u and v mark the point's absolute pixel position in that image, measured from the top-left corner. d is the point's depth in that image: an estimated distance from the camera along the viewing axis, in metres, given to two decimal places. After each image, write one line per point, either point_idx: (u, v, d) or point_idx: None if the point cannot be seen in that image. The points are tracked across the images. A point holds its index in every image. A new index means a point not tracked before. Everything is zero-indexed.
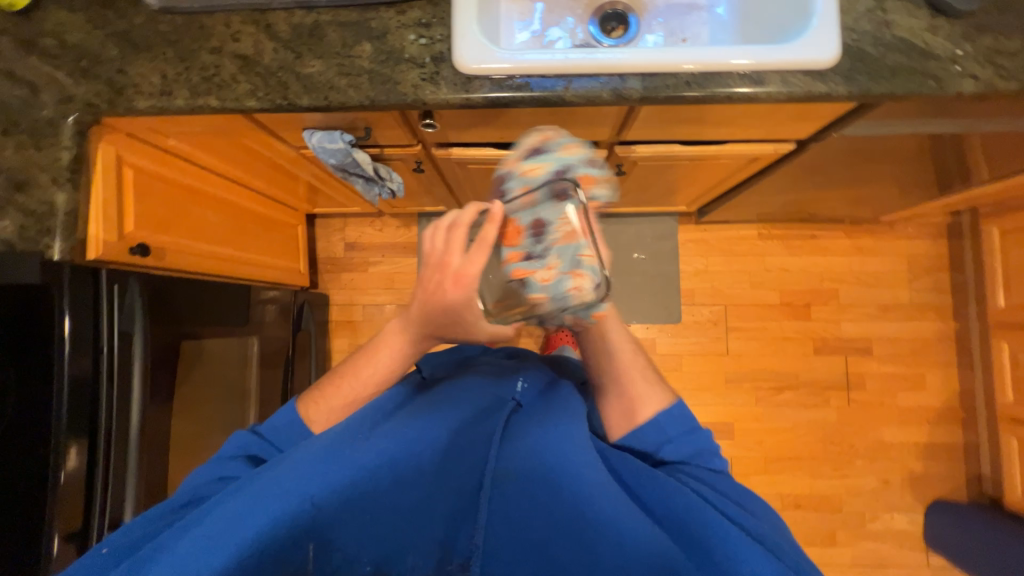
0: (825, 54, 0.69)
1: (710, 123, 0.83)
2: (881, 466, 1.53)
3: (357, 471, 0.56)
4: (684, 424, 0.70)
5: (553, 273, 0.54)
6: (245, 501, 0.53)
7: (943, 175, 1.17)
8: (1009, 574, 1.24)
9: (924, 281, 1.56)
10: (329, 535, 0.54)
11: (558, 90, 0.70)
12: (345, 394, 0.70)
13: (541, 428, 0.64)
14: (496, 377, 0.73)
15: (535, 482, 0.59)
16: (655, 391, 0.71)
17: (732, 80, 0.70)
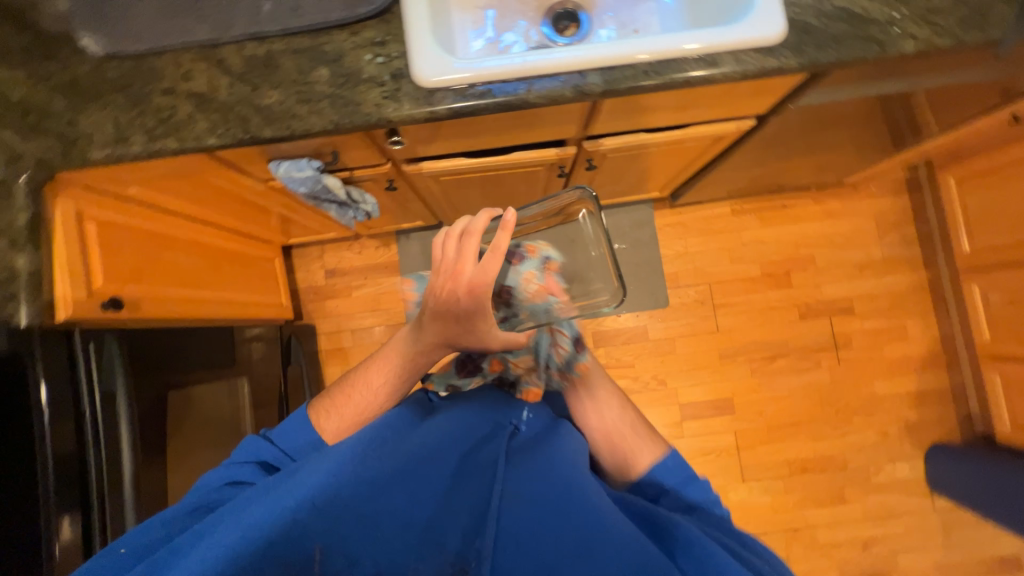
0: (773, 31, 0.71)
1: (672, 108, 0.85)
2: (877, 419, 1.57)
3: (377, 474, 0.56)
4: (684, 471, 0.73)
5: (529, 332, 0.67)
6: (259, 506, 0.52)
7: (897, 133, 1.22)
8: (1010, 506, 1.29)
9: (892, 236, 1.62)
10: (339, 539, 0.52)
11: (520, 93, 0.71)
12: (356, 403, 0.69)
13: (551, 451, 0.67)
14: (505, 400, 0.75)
15: (547, 497, 0.61)
16: (650, 441, 0.76)
17: (687, 64, 0.72)
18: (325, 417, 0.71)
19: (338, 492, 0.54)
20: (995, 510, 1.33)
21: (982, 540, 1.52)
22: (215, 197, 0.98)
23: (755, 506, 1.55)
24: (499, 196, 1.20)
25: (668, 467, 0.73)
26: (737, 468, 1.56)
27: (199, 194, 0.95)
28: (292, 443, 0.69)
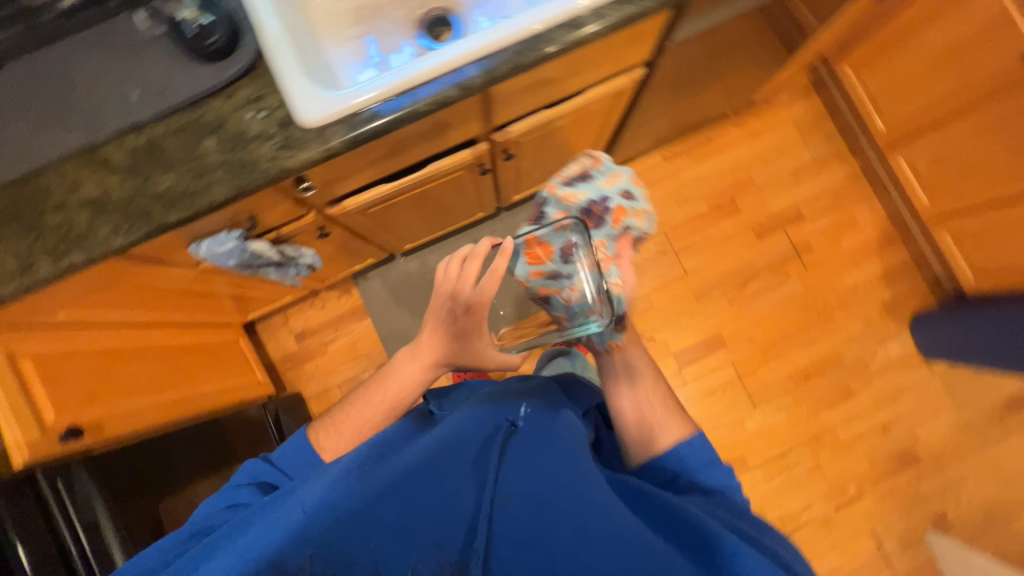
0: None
1: (559, 78, 0.87)
2: (857, 309, 1.62)
3: (372, 487, 0.60)
4: (704, 455, 0.75)
5: (574, 292, 0.72)
6: (268, 524, 0.59)
7: (781, 41, 1.28)
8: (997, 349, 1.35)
9: (815, 136, 1.69)
10: (333, 542, 0.56)
11: (407, 107, 0.71)
12: (357, 423, 0.78)
13: (552, 446, 0.67)
14: (499, 402, 0.75)
15: (544, 489, 0.61)
16: (677, 421, 0.80)
17: (555, 33, 0.74)
18: (326, 435, 0.79)
19: (334, 508, 0.58)
20: (988, 356, 1.39)
21: (986, 389, 1.58)
22: (154, 295, 0.96)
23: (773, 426, 1.58)
24: (436, 211, 1.21)
25: (690, 451, 0.75)
26: (745, 396, 1.59)
27: (137, 297, 0.93)
28: (293, 462, 0.77)
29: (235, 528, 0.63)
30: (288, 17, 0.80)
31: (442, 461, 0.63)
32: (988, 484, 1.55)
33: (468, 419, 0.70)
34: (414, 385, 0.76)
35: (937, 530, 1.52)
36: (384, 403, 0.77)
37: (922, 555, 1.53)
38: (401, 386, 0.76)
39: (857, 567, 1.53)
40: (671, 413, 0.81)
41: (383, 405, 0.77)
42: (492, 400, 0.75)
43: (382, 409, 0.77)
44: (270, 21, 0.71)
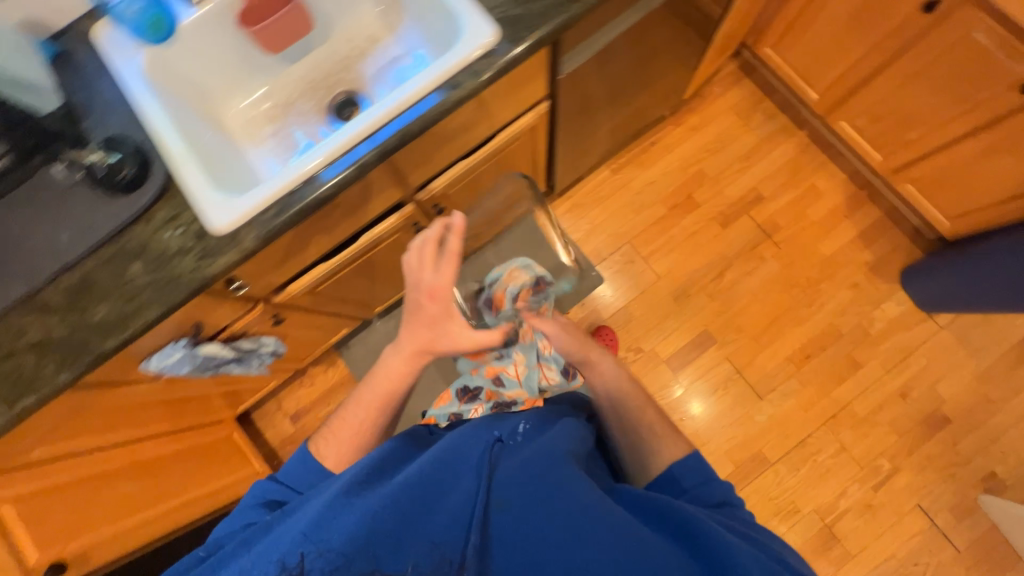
0: (491, 25, 0.77)
1: (458, 131, 0.90)
2: (841, 277, 1.58)
3: (374, 498, 0.57)
4: (708, 472, 0.72)
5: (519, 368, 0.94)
6: (269, 540, 0.57)
7: (684, 46, 1.31)
8: (985, 296, 1.30)
9: (756, 117, 1.70)
10: (334, 549, 0.53)
11: (310, 196, 0.75)
12: (354, 424, 0.78)
13: (550, 452, 0.66)
14: (491, 421, 0.74)
15: (540, 496, 0.60)
16: (673, 435, 0.78)
17: (435, 97, 0.77)
18: (325, 447, 0.77)
19: (335, 518, 0.56)
20: (982, 300, 1.32)
21: (999, 330, 1.50)
22: (134, 411, 1.00)
23: (785, 415, 1.50)
24: (390, 273, 1.24)
25: (694, 470, 0.72)
26: (749, 389, 1.53)
27: (117, 418, 0.96)
28: (297, 479, 0.74)
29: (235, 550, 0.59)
30: (200, 136, 0.86)
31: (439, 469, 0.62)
32: None
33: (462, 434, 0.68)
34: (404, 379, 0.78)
35: (989, 493, 1.41)
36: (378, 405, 0.78)
37: (981, 523, 1.41)
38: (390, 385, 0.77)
39: (914, 550, 1.41)
40: (660, 419, 0.82)
41: (379, 406, 0.78)
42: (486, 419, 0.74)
43: (376, 410, 0.78)
44: (176, 147, 0.76)
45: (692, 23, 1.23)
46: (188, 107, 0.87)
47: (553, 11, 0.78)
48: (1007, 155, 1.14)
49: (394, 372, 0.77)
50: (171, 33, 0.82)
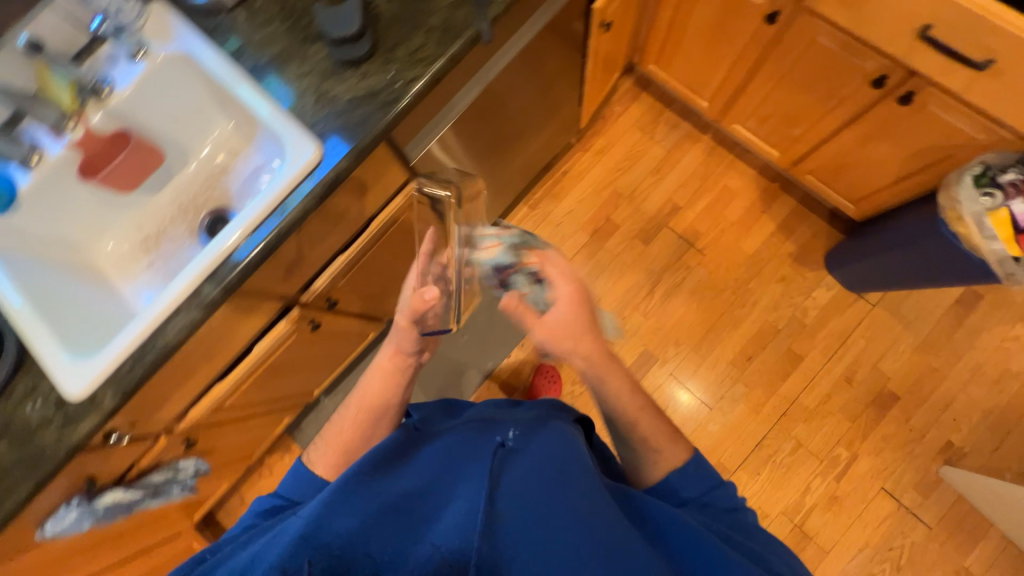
0: (328, 139, 0.78)
1: (316, 238, 0.90)
2: (769, 272, 1.58)
3: (376, 500, 0.58)
4: (710, 480, 0.70)
5: None
6: (269, 538, 0.57)
7: (561, 90, 1.32)
8: (903, 279, 1.30)
9: (659, 129, 1.71)
10: (336, 554, 0.54)
11: (162, 344, 0.76)
12: (344, 427, 0.76)
13: (554, 451, 0.66)
14: (484, 426, 0.71)
15: (544, 500, 0.58)
16: (671, 440, 0.73)
17: (269, 223, 0.78)
18: (320, 461, 0.74)
19: (337, 521, 0.56)
20: (899, 279, 1.33)
21: (931, 298, 1.50)
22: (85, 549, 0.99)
23: (736, 422, 1.50)
24: (308, 365, 1.24)
25: (690, 479, 0.69)
26: (698, 402, 1.53)
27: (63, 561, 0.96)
28: (295, 490, 0.70)
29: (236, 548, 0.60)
30: (61, 290, 0.86)
31: (437, 482, 0.63)
32: (978, 394, 1.45)
33: (460, 441, 0.69)
34: (392, 387, 0.80)
35: (949, 465, 1.40)
36: (371, 414, 0.77)
37: (948, 495, 1.41)
38: (380, 391, 0.79)
39: (886, 534, 1.41)
40: (662, 424, 0.73)
41: (375, 412, 0.77)
42: (479, 426, 0.71)
43: (369, 414, 0.77)
44: (26, 318, 0.77)
45: (561, 71, 1.24)
46: (52, 262, 0.89)
47: (372, 116, 0.78)
48: (880, 142, 1.15)
49: (383, 372, 0.80)
50: (16, 200, 0.84)
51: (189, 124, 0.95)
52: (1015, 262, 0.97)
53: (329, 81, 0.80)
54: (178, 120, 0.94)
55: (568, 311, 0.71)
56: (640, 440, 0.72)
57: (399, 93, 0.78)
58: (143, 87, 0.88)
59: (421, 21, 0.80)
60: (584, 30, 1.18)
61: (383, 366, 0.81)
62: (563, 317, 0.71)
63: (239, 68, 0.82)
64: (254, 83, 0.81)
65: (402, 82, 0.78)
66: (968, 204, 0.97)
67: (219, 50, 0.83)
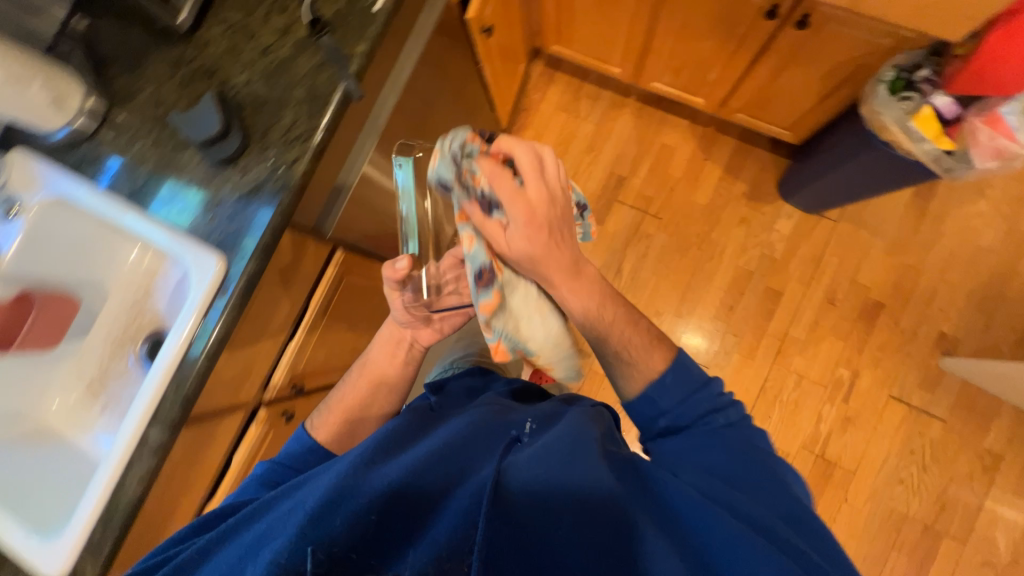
0: (258, 208, 0.74)
1: (255, 341, 0.88)
2: (728, 217, 1.56)
3: (385, 486, 0.58)
4: (692, 381, 0.72)
5: (473, 240, 0.61)
6: (279, 520, 0.59)
7: (469, 104, 1.27)
8: (859, 191, 1.28)
9: (583, 105, 1.67)
10: (339, 547, 0.53)
11: (125, 502, 0.74)
12: (346, 403, 0.88)
13: (567, 432, 0.63)
14: (497, 420, 0.73)
15: (554, 478, 0.57)
16: (649, 348, 0.75)
17: (196, 348, 0.75)
18: (322, 426, 0.86)
19: (345, 509, 0.56)
20: (851, 192, 1.31)
21: (890, 199, 1.49)
22: None
23: (735, 373, 1.50)
24: None
25: (667, 386, 0.71)
26: None
27: None
28: (298, 459, 0.81)
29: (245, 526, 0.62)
30: (17, 469, 0.83)
31: (449, 469, 0.62)
32: (958, 280, 1.45)
33: (476, 431, 0.69)
34: (392, 352, 0.91)
35: (949, 356, 1.41)
36: (370, 382, 0.90)
37: (953, 385, 1.42)
38: (385, 360, 0.90)
39: (905, 440, 1.42)
40: (641, 333, 0.76)
41: (373, 380, 0.90)
42: (495, 416, 0.74)
43: (371, 383, 0.90)
44: None
45: (462, 88, 1.19)
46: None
47: (265, 211, 0.74)
48: (793, 68, 1.11)
49: (387, 357, 0.91)
50: None
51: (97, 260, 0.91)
52: (949, 155, 0.95)
53: (213, 186, 0.76)
54: (87, 257, 0.91)
55: (530, 237, 0.61)
56: (614, 352, 0.74)
57: (285, 181, 0.74)
58: (34, 239, 0.85)
59: (288, 98, 0.76)
60: (469, 41, 1.13)
61: (386, 336, 0.92)
62: (526, 249, 0.62)
63: (119, 197, 0.78)
64: (138, 207, 0.77)
65: (285, 168, 0.74)
66: (892, 113, 0.94)
67: (94, 184, 0.79)
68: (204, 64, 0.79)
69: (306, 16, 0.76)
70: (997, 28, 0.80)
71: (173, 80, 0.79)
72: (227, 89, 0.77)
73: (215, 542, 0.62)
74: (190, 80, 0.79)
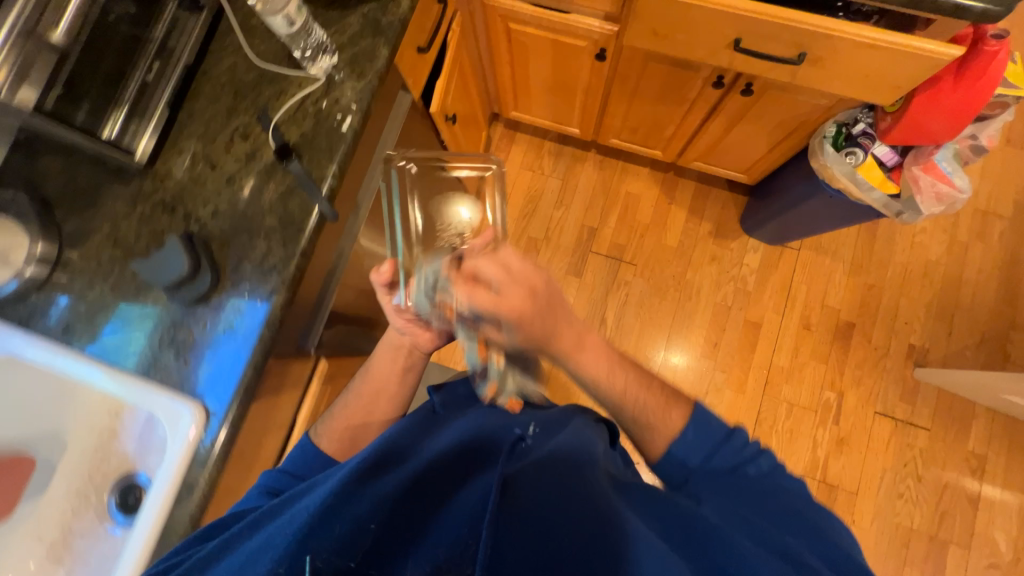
0: (242, 303, 0.71)
1: (242, 481, 0.81)
2: (699, 257, 1.61)
3: (394, 485, 0.53)
4: (713, 436, 0.68)
5: (467, 346, 0.71)
6: (270, 533, 0.50)
7: None
8: (815, 228, 1.36)
9: (545, 162, 1.71)
10: (340, 554, 0.46)
11: None
12: (351, 414, 0.80)
13: (557, 447, 0.66)
14: (502, 425, 0.71)
15: (555, 483, 0.58)
16: (669, 405, 0.71)
17: (178, 508, 0.68)
18: (326, 436, 0.77)
19: (354, 509, 0.49)
20: (809, 229, 1.39)
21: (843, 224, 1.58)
22: None
23: (730, 409, 1.51)
24: None
25: (690, 442, 0.68)
26: None
27: None
28: (302, 467, 0.71)
29: (225, 548, 0.52)
30: None
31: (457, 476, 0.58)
32: (915, 292, 1.54)
33: (481, 435, 0.67)
34: (394, 361, 0.83)
35: (921, 366, 1.48)
36: (373, 394, 0.82)
37: (930, 394, 1.49)
38: (388, 368, 0.83)
39: (897, 453, 1.47)
40: (656, 393, 0.71)
41: (375, 390, 0.82)
42: (499, 420, 0.73)
43: (374, 393, 0.82)
44: None
45: None
46: None
47: (244, 349, 0.70)
48: (742, 125, 1.18)
49: (392, 365, 0.83)
50: None
51: (53, 411, 0.83)
52: (896, 199, 1.02)
53: (182, 328, 0.71)
54: (42, 408, 0.83)
55: (517, 326, 0.61)
56: (634, 416, 0.70)
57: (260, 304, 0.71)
58: None
59: (259, 226, 0.73)
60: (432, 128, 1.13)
61: (388, 343, 0.83)
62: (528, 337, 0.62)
63: (77, 349, 0.72)
64: (100, 359, 0.71)
65: (261, 300, 0.71)
66: (841, 166, 1.00)
67: (48, 336, 0.73)
68: (165, 198, 0.75)
69: (271, 142, 0.74)
70: (921, 91, 0.87)
71: (130, 217, 0.75)
72: (193, 223, 0.74)
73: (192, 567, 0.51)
74: (150, 215, 0.75)
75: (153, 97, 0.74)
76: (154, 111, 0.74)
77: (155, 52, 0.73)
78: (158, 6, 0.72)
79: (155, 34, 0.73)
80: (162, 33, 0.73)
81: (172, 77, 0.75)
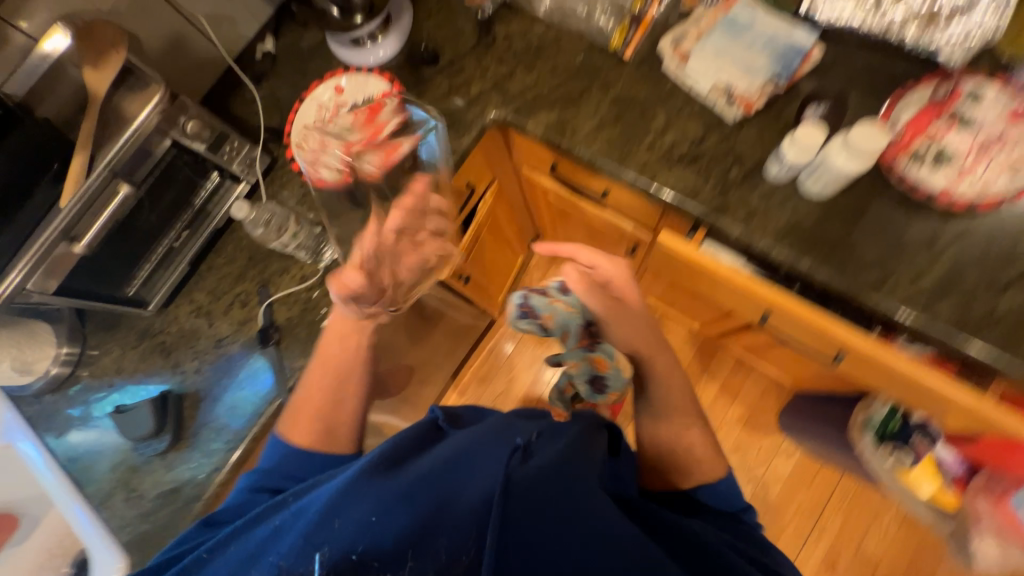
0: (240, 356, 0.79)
1: None
2: (724, 444, 1.43)
3: (396, 492, 0.46)
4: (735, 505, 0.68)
5: (572, 336, 0.78)
6: (281, 522, 0.48)
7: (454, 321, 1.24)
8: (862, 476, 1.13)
9: None
10: (345, 547, 0.43)
11: None
12: (312, 416, 0.66)
13: (575, 455, 0.52)
14: (501, 429, 0.54)
15: (562, 503, 0.46)
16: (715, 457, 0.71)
17: None
18: (293, 427, 0.66)
19: (347, 514, 0.45)
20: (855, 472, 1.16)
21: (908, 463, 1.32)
22: None
23: None
24: None
25: (722, 492, 0.67)
26: None
27: None
28: (277, 465, 0.62)
29: (257, 520, 0.50)
30: None
31: (462, 472, 0.48)
32: None
33: (491, 430, 0.54)
34: None
35: None
36: None
37: None
38: (342, 340, 0.71)
39: None
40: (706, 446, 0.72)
41: None
42: (495, 425, 0.56)
43: (326, 368, 0.70)
44: None
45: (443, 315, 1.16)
46: None
47: (175, 517, 0.73)
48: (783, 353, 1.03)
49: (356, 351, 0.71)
50: None
51: (25, 486, 0.90)
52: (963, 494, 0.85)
53: (137, 475, 0.76)
54: (19, 484, 0.91)
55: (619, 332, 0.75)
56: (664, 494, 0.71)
57: (210, 434, 0.76)
58: None
59: (223, 394, 0.77)
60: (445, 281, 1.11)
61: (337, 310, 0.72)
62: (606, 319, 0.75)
63: (60, 464, 0.81)
64: (72, 480, 0.79)
65: (230, 402, 0.77)
66: (877, 466, 0.86)
67: (43, 442, 0.83)
68: (165, 341, 0.82)
69: (261, 317, 0.78)
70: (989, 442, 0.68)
71: (135, 351, 0.83)
72: (177, 376, 0.80)
73: (216, 544, 0.50)
74: (148, 354, 0.82)
75: (180, 255, 0.81)
76: (179, 263, 0.81)
77: (191, 215, 0.79)
78: (201, 181, 0.78)
79: (195, 200, 0.79)
80: (202, 200, 0.79)
81: (202, 234, 0.82)
